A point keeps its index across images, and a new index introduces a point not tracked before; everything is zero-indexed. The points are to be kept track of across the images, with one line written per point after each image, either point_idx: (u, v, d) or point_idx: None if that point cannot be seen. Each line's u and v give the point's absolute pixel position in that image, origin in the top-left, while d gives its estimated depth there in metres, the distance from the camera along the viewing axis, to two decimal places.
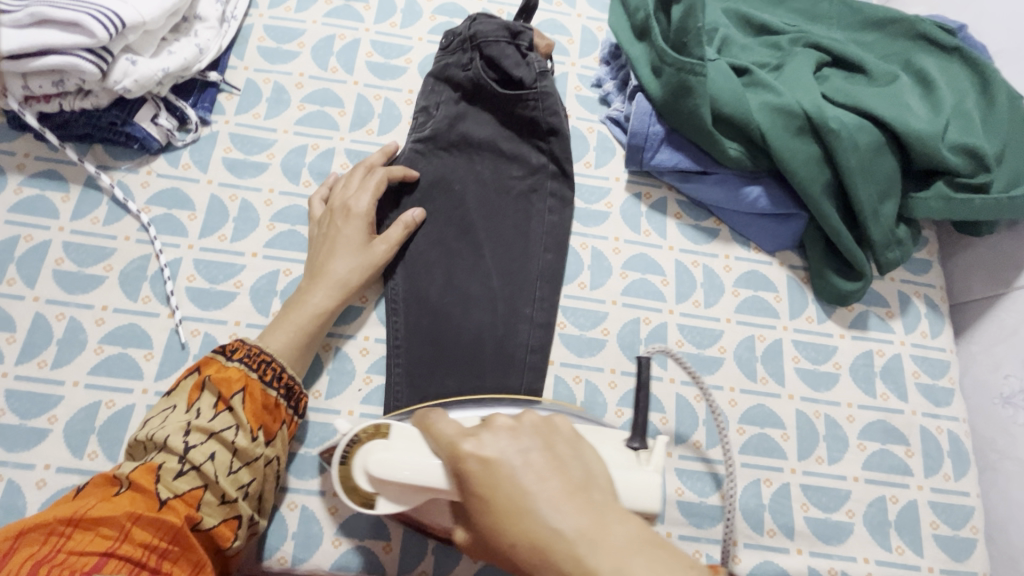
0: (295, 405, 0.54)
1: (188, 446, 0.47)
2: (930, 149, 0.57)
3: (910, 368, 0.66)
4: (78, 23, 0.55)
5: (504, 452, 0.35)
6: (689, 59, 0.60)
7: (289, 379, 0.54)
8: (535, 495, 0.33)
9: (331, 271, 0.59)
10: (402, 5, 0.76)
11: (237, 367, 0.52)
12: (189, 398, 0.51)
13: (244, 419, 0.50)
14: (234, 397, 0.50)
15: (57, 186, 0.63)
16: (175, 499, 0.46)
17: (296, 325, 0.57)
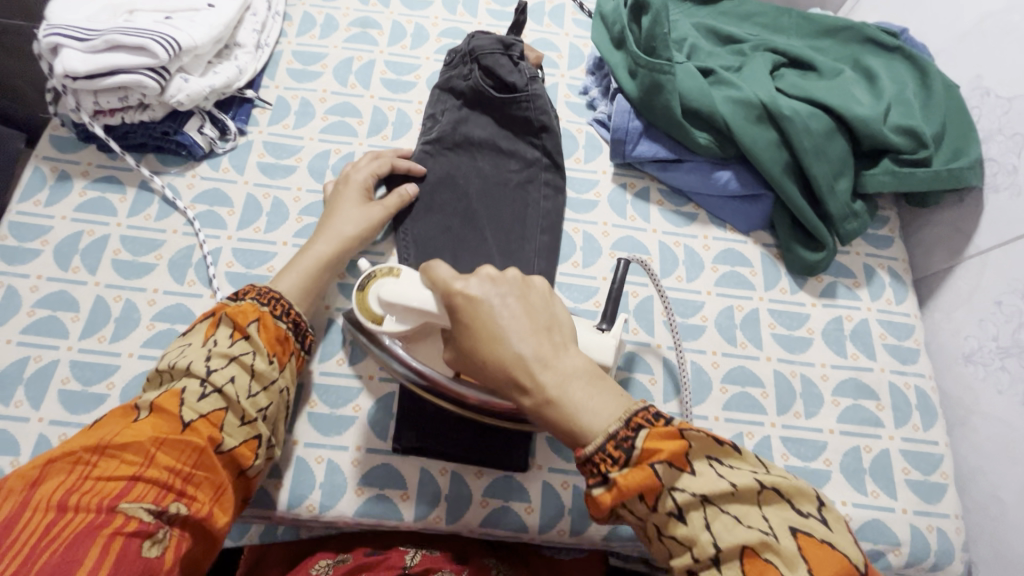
0: (301, 340, 0.62)
1: (210, 370, 0.54)
2: (874, 130, 0.66)
3: (877, 331, 0.72)
4: (144, 47, 0.65)
5: (487, 293, 0.45)
6: (658, 62, 0.69)
7: (295, 315, 0.62)
8: (505, 332, 0.44)
9: (333, 227, 0.68)
10: (411, 31, 0.87)
11: (250, 302, 0.59)
12: (206, 333, 0.57)
13: (261, 345, 0.57)
14: (250, 327, 0.57)
15: (115, 189, 0.73)
16: (199, 420, 0.53)
17: (302, 270, 0.65)
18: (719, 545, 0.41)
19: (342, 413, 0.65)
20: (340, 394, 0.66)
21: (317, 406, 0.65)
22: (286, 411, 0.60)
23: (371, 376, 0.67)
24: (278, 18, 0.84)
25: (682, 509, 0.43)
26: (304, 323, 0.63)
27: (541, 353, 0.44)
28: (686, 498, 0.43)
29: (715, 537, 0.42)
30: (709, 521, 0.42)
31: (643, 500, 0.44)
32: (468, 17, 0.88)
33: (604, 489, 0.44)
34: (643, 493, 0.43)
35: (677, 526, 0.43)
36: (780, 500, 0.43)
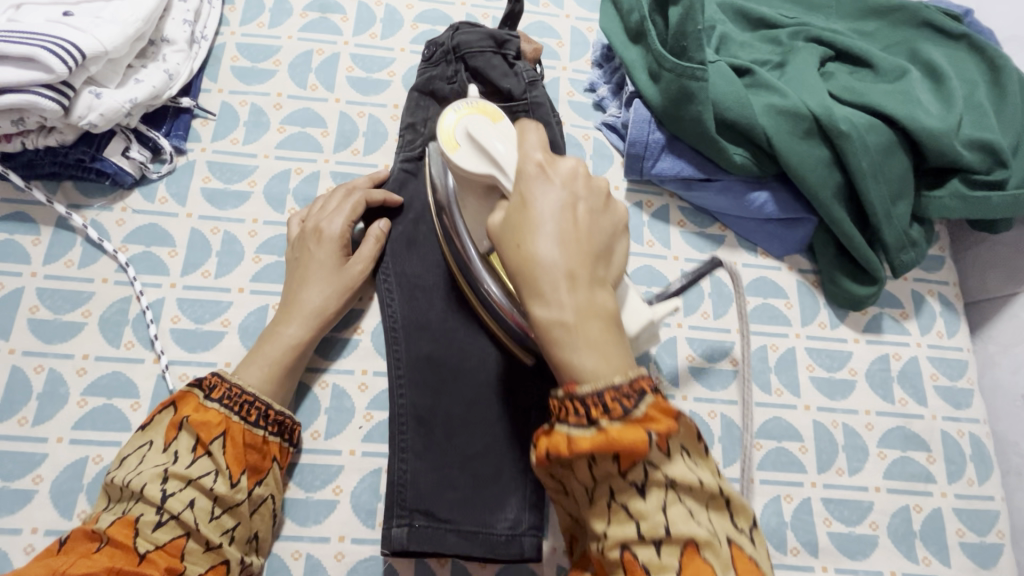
0: (289, 439, 0.53)
1: (166, 494, 0.45)
2: (944, 146, 0.55)
3: (928, 370, 0.64)
4: (34, 58, 0.51)
5: (553, 186, 0.40)
6: (688, 64, 0.57)
7: (276, 416, 0.51)
8: (544, 206, 0.39)
9: (304, 301, 0.56)
10: (381, 15, 0.72)
11: (217, 410, 0.49)
12: (166, 440, 0.48)
13: (225, 463, 0.47)
14: (214, 443, 0.48)
15: (26, 229, 0.60)
16: (156, 551, 0.44)
17: (271, 359, 0.54)
18: (670, 530, 0.35)
19: (321, 497, 0.55)
20: (317, 474, 0.56)
21: (290, 489, 0.55)
22: (270, 522, 0.51)
23: (351, 451, 0.57)
24: (216, 2, 0.69)
25: (648, 483, 0.36)
26: (289, 420, 0.52)
27: (565, 269, 0.37)
28: (661, 475, 0.36)
29: (669, 526, 0.35)
30: (669, 505, 0.35)
31: (615, 462, 0.36)
32: None
33: (585, 433, 0.36)
34: (621, 455, 0.35)
35: (631, 500, 0.36)
36: (725, 510, 0.38)
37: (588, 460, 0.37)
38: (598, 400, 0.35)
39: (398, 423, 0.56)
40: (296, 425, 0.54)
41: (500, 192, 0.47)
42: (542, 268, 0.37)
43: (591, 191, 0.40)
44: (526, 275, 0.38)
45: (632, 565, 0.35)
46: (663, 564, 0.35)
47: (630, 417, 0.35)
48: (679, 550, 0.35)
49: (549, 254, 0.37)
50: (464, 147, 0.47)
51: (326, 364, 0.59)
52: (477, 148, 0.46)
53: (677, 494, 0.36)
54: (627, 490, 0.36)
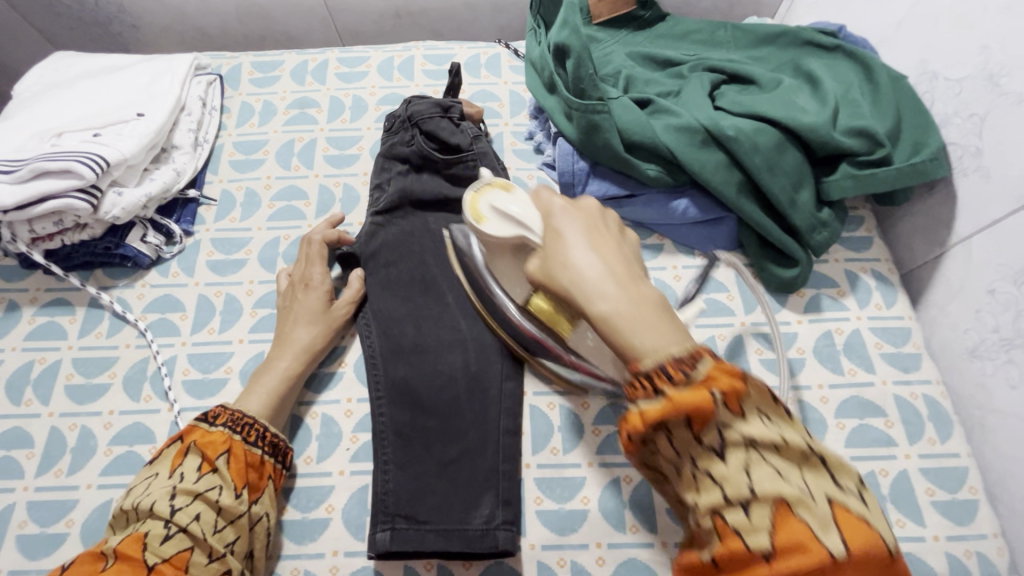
0: (281, 460, 0.60)
1: (175, 509, 0.52)
2: (824, 137, 0.63)
3: (871, 340, 0.68)
4: (71, 170, 0.64)
5: (572, 220, 0.48)
6: (591, 102, 0.67)
7: (272, 437, 0.59)
8: (570, 231, 0.47)
9: (295, 339, 0.65)
10: (350, 103, 0.86)
11: (220, 431, 0.57)
12: (173, 464, 0.55)
13: (229, 478, 0.55)
14: (219, 459, 0.55)
15: (64, 311, 0.72)
16: (163, 562, 0.49)
17: (268, 389, 0.62)
18: (755, 489, 0.34)
19: (315, 516, 0.61)
20: (312, 496, 0.62)
21: (288, 512, 0.61)
22: (264, 541, 0.56)
23: (341, 471, 0.63)
24: (215, 113, 0.84)
25: (726, 443, 0.36)
26: (283, 442, 0.60)
27: (607, 278, 0.43)
28: (738, 436, 0.36)
29: (751, 482, 0.34)
30: (752, 465, 0.35)
31: (687, 425, 0.36)
32: (404, 81, 0.88)
33: (653, 403, 0.37)
34: (693, 417, 0.36)
35: (710, 464, 0.36)
36: (825, 470, 0.36)
37: (664, 430, 0.38)
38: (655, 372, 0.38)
39: (379, 440, 0.63)
40: (287, 448, 0.61)
41: (528, 247, 0.54)
42: (578, 278, 0.43)
43: (592, 219, 0.47)
44: (573, 286, 0.43)
45: (724, 527, 0.35)
46: (754, 525, 0.34)
47: (690, 383, 0.36)
48: (770, 509, 0.33)
49: (587, 266, 0.44)
50: (491, 218, 0.56)
51: (316, 398, 0.67)
52: (501, 211, 0.55)
53: (760, 455, 0.35)
54: (700, 450, 0.37)
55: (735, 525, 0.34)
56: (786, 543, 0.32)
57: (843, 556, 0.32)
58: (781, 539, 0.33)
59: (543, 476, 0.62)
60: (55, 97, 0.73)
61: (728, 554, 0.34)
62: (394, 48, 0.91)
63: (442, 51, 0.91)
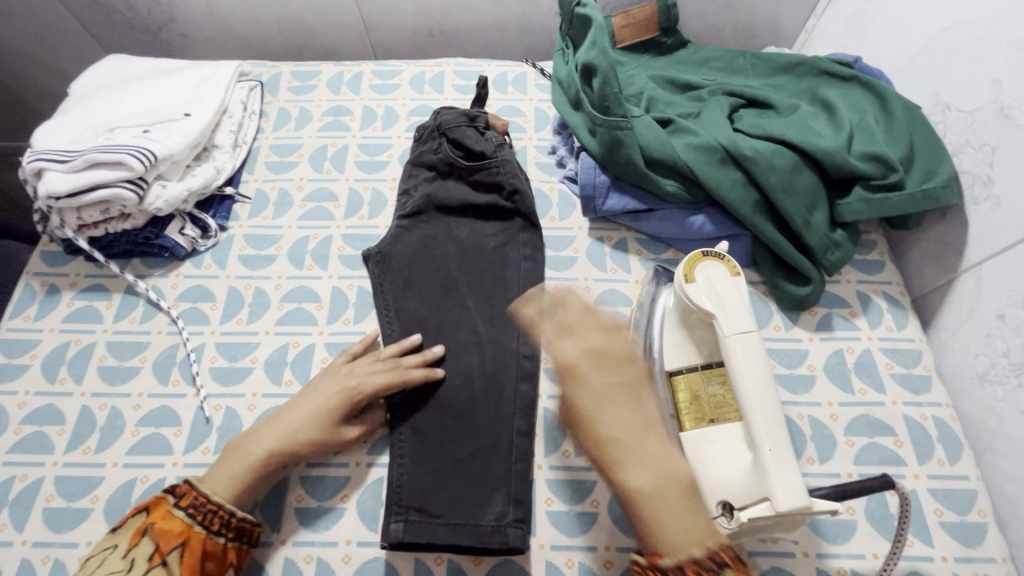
0: (248, 541, 0.58)
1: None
2: (839, 161, 0.65)
3: (882, 360, 0.69)
4: (122, 161, 0.68)
5: (587, 364, 0.55)
6: (615, 118, 0.70)
7: (238, 522, 0.57)
8: (595, 376, 0.55)
9: (287, 439, 0.60)
10: (382, 113, 0.90)
11: (181, 518, 0.56)
12: (132, 545, 0.55)
13: (177, 574, 0.53)
14: (171, 553, 0.54)
15: (102, 296, 0.75)
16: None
17: (237, 475, 0.59)
18: None
19: (330, 505, 0.62)
20: (328, 485, 0.63)
21: (304, 500, 0.63)
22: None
23: (357, 462, 0.65)
24: (254, 117, 0.89)
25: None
26: (251, 525, 0.58)
27: (627, 428, 0.52)
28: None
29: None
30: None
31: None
32: (434, 94, 0.92)
33: None
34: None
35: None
36: None
37: None
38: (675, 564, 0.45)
39: (397, 433, 0.64)
40: (254, 527, 0.58)
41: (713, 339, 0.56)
42: (593, 415, 0.53)
43: (631, 378, 0.55)
44: (607, 448, 0.52)
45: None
46: None
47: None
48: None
49: (612, 425, 0.52)
50: (701, 285, 0.57)
51: None
52: (718, 292, 0.56)
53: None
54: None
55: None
56: None
57: None
58: None
59: (554, 478, 0.63)
60: (109, 95, 0.78)
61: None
62: (426, 63, 0.96)
63: (472, 68, 0.95)
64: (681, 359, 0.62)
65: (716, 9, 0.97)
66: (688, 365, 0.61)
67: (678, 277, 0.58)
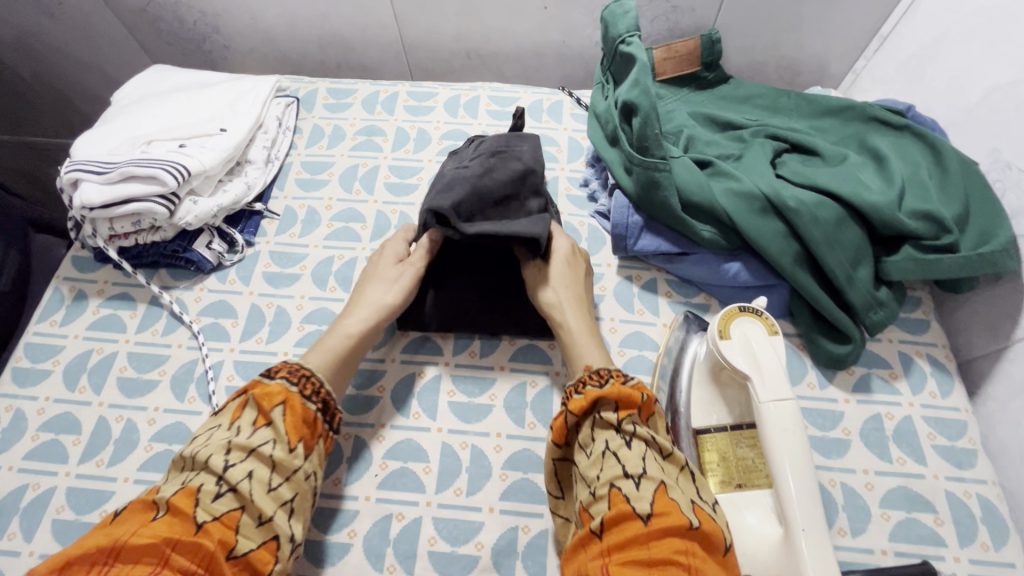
0: (330, 420, 0.57)
1: (229, 464, 0.49)
2: (889, 218, 0.62)
3: (924, 430, 0.65)
4: (155, 176, 0.68)
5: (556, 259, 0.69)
6: (653, 159, 0.68)
7: (326, 394, 0.57)
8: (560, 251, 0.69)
9: (367, 298, 0.66)
10: (414, 135, 0.90)
11: (279, 383, 0.54)
12: (232, 415, 0.53)
13: (283, 432, 0.52)
14: (275, 411, 0.53)
15: (127, 306, 0.75)
16: (212, 521, 0.46)
17: (331, 347, 0.62)
18: (646, 471, 0.49)
19: (336, 539, 0.61)
20: (336, 519, 0.62)
21: (310, 532, 0.61)
22: (312, 503, 0.54)
23: (367, 497, 0.63)
24: (288, 133, 0.89)
25: (635, 437, 0.51)
26: (336, 406, 0.58)
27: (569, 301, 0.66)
28: (645, 433, 0.52)
29: (644, 466, 0.49)
30: (646, 457, 0.50)
31: (615, 412, 0.53)
32: (468, 118, 0.91)
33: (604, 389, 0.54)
34: (619, 403, 0.53)
35: (612, 437, 0.52)
36: (691, 483, 0.50)
37: (597, 415, 0.54)
38: (596, 375, 0.57)
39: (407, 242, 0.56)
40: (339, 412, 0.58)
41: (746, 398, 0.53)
42: (556, 307, 0.66)
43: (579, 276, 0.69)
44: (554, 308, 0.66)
45: (616, 493, 0.48)
46: (639, 494, 0.47)
47: (626, 385, 0.54)
48: (653, 485, 0.47)
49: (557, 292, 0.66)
50: (736, 342, 0.54)
51: (350, 419, 0.67)
52: (756, 351, 0.53)
53: (653, 452, 0.51)
54: (612, 431, 0.52)
55: (626, 491, 0.47)
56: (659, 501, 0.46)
57: (695, 526, 0.44)
58: (656, 507, 0.45)
59: None
60: (150, 107, 0.79)
61: (618, 513, 0.46)
62: (462, 86, 0.95)
63: (507, 94, 0.94)
64: (709, 417, 0.59)
65: (761, 46, 0.94)
66: (717, 424, 0.58)
67: (712, 332, 0.56)
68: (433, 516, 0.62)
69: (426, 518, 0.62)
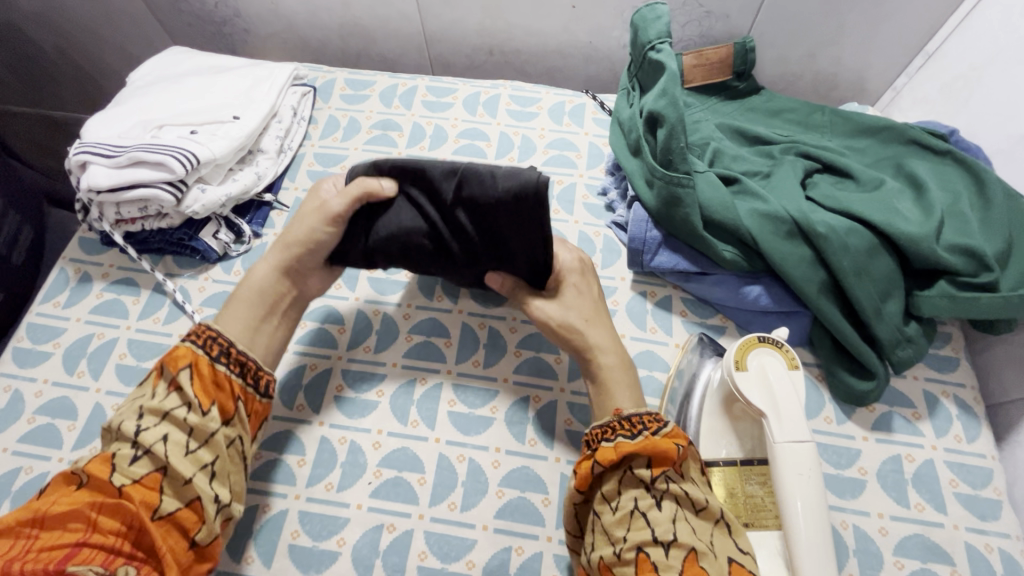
0: (253, 383, 0.58)
1: (143, 428, 0.52)
2: (925, 250, 0.59)
3: (946, 476, 0.61)
4: (163, 163, 0.67)
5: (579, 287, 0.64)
6: (676, 174, 0.64)
7: (237, 354, 0.58)
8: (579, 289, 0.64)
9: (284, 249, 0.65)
10: (430, 132, 0.87)
11: (186, 346, 0.56)
12: (151, 385, 0.56)
13: (192, 395, 0.54)
14: (182, 374, 0.55)
15: (130, 291, 0.74)
16: (133, 485, 0.50)
17: (240, 301, 0.62)
18: (676, 536, 0.47)
19: (325, 547, 0.59)
20: (326, 525, 0.60)
21: (299, 537, 0.60)
22: (243, 466, 0.56)
23: (358, 505, 0.61)
24: (304, 123, 0.87)
25: (666, 497, 0.50)
26: (252, 363, 0.59)
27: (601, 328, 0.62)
28: (677, 490, 0.50)
29: (675, 531, 0.48)
30: (676, 518, 0.49)
31: (648, 469, 0.51)
32: (487, 117, 0.89)
33: (631, 439, 0.52)
34: (652, 458, 0.51)
35: (641, 495, 0.50)
36: (728, 533, 0.49)
37: (626, 467, 0.52)
38: (627, 422, 0.54)
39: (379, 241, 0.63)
40: (266, 376, 0.60)
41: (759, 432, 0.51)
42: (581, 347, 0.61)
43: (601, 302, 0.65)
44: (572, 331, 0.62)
45: (644, 560, 0.47)
46: (668, 563, 0.46)
47: (658, 436, 0.52)
48: (683, 554, 0.46)
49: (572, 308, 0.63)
50: (753, 375, 0.51)
51: (346, 421, 0.66)
52: (774, 387, 0.50)
53: (685, 510, 0.49)
54: (641, 488, 0.51)
55: (654, 560, 0.46)
56: (691, 573, 0.45)
57: None
58: None
59: (563, 554, 0.59)
60: (165, 90, 0.78)
61: None
62: (482, 84, 0.92)
63: (529, 93, 0.91)
64: (719, 448, 0.56)
65: (797, 58, 0.90)
66: (726, 457, 0.56)
67: (727, 362, 0.52)
68: (424, 530, 0.60)
69: (417, 531, 0.60)
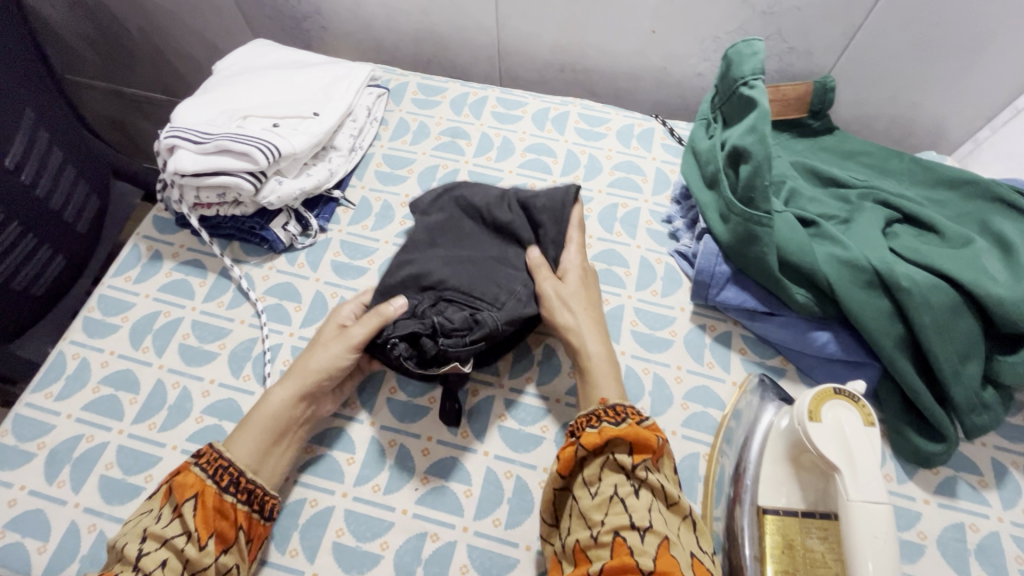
0: (259, 510, 0.57)
1: (143, 553, 0.51)
2: (1013, 315, 0.56)
3: (1011, 551, 0.58)
4: (248, 153, 0.69)
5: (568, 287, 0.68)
6: (756, 212, 0.64)
7: (250, 484, 0.57)
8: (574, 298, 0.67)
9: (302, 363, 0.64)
10: (498, 143, 0.88)
11: (195, 473, 0.55)
12: (156, 504, 0.55)
13: (194, 526, 0.53)
14: (187, 504, 0.53)
15: (198, 273, 0.76)
16: None
17: (254, 431, 0.60)
18: (651, 524, 0.49)
19: (368, 549, 0.59)
20: (370, 527, 0.60)
21: (343, 535, 0.60)
22: None
23: (403, 510, 0.61)
24: (375, 124, 0.89)
25: (643, 485, 0.52)
26: (260, 489, 0.57)
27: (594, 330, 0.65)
28: (654, 481, 0.52)
29: (650, 519, 0.50)
30: (652, 508, 0.51)
31: (629, 455, 0.53)
32: (555, 133, 0.89)
33: (618, 424, 0.55)
34: (634, 446, 0.53)
35: (621, 482, 0.52)
36: (691, 531, 0.52)
37: (609, 453, 0.54)
38: (612, 410, 0.57)
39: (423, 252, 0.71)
40: (273, 500, 0.58)
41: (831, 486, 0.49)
42: (570, 325, 0.65)
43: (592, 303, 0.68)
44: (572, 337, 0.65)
45: (621, 543, 0.48)
46: (643, 548, 0.48)
47: (643, 425, 0.55)
48: (657, 540, 0.48)
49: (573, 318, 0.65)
50: (828, 428, 0.50)
51: (397, 425, 0.66)
52: (853, 444, 0.48)
53: (659, 503, 0.52)
54: (622, 474, 0.53)
55: (631, 543, 0.48)
56: (662, 558, 0.47)
57: None
58: (659, 564, 0.46)
59: None
60: (250, 81, 0.80)
61: (620, 563, 0.46)
62: (552, 100, 0.93)
63: (598, 113, 0.91)
64: (779, 495, 0.55)
65: (877, 101, 0.88)
66: (787, 506, 0.54)
67: (801, 411, 0.51)
68: (467, 543, 0.60)
69: (460, 543, 0.60)
